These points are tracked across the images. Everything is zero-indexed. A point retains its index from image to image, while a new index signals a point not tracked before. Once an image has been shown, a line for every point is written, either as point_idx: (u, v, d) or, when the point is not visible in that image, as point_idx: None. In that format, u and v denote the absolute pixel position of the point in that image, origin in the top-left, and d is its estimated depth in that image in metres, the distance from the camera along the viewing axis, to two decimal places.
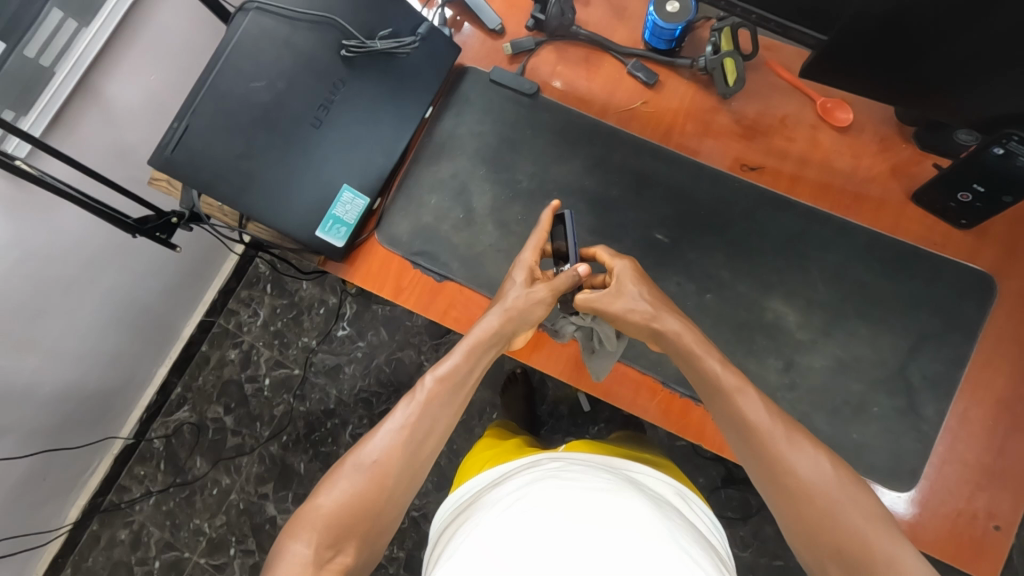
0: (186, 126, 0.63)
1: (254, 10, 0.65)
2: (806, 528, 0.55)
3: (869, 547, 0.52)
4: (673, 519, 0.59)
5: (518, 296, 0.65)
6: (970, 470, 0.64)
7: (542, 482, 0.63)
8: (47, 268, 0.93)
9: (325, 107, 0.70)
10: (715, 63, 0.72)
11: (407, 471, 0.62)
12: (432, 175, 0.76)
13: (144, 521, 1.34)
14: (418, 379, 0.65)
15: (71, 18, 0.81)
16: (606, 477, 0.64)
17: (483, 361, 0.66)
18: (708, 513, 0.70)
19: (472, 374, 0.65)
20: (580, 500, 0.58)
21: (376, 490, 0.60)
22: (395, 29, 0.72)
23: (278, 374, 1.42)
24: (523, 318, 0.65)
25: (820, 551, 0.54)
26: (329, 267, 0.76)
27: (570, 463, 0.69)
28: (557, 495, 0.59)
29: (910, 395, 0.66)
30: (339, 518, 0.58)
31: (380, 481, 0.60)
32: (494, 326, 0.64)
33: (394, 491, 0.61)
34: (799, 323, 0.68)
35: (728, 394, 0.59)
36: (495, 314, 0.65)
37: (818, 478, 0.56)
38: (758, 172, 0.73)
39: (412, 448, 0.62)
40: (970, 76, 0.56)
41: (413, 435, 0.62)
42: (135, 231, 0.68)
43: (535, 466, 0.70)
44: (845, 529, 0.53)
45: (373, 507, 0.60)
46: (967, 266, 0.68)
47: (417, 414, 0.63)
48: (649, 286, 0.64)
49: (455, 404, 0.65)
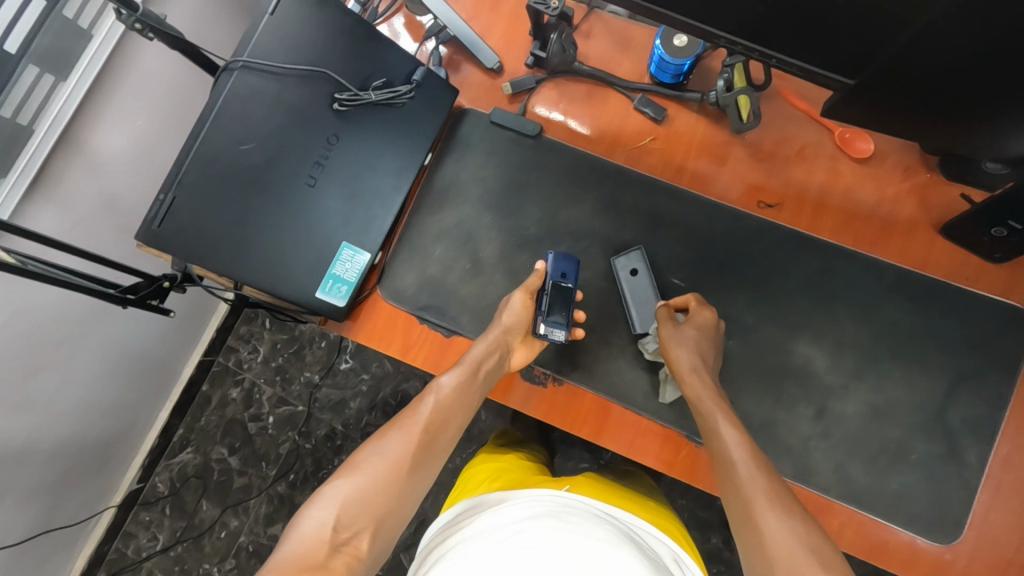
0: (172, 199, 0.60)
1: (239, 69, 0.62)
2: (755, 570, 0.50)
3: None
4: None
5: (507, 308, 0.67)
6: (1020, 517, 0.60)
7: (533, 519, 0.59)
8: (39, 325, 0.89)
9: (319, 164, 0.66)
10: (729, 100, 0.67)
11: (422, 469, 0.61)
12: (435, 224, 0.72)
13: (152, 568, 1.30)
14: (434, 379, 0.66)
15: (48, 73, 0.74)
16: (605, 526, 0.60)
17: (492, 380, 0.66)
18: None
19: (477, 375, 0.64)
20: (576, 547, 0.54)
21: (394, 478, 0.59)
22: (390, 77, 0.69)
23: (282, 412, 1.38)
24: (516, 331, 0.67)
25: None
26: (331, 325, 0.72)
27: (571, 503, 0.65)
28: (564, 528, 0.57)
29: (951, 441, 0.62)
30: (357, 503, 0.56)
31: (399, 470, 0.59)
32: (490, 336, 0.65)
33: (408, 487, 0.59)
34: (829, 367, 0.65)
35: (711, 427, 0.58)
36: (495, 329, 0.66)
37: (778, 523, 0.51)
38: (777, 209, 0.70)
39: (428, 445, 0.63)
40: (1008, 112, 0.52)
41: (427, 431, 0.63)
42: (125, 301, 0.63)
43: (533, 497, 0.66)
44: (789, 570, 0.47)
45: (391, 495, 0.58)
46: (1002, 300, 0.65)
47: (434, 410, 0.64)
48: (705, 342, 0.63)
49: (465, 410, 0.66)
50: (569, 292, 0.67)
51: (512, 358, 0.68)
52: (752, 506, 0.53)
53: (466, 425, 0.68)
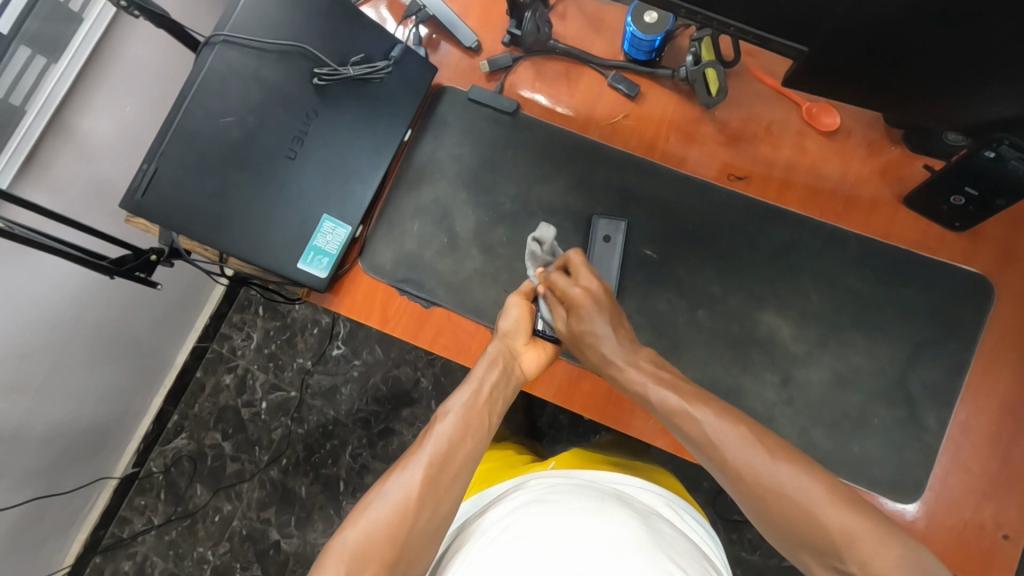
0: (155, 168, 0.62)
1: (220, 44, 0.63)
2: (779, 532, 0.51)
3: (835, 541, 0.47)
4: (667, 543, 0.55)
5: (506, 314, 0.66)
6: (976, 479, 0.62)
7: (522, 508, 0.60)
8: (34, 307, 0.91)
9: (300, 139, 0.68)
10: (697, 73, 0.70)
11: (433, 507, 0.57)
12: (414, 200, 0.74)
13: (148, 552, 1.31)
14: (439, 410, 0.64)
15: (39, 55, 0.76)
16: (590, 494, 0.61)
17: (506, 393, 0.65)
18: (704, 525, 0.68)
19: (481, 395, 0.63)
20: (567, 522, 0.55)
21: (401, 519, 0.55)
22: (368, 54, 0.71)
23: (275, 398, 1.39)
24: (517, 336, 0.66)
25: (796, 550, 0.50)
26: (314, 299, 0.74)
27: (557, 481, 0.66)
28: (549, 520, 0.56)
29: (912, 406, 0.64)
30: (367, 550, 0.53)
31: (405, 509, 0.55)
32: (491, 352, 0.65)
33: (419, 525, 0.55)
34: (794, 336, 0.67)
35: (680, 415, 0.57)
36: (494, 340, 0.66)
37: (770, 477, 0.51)
38: (745, 181, 0.72)
39: (434, 477, 0.58)
40: (965, 79, 0.54)
41: (432, 464, 0.58)
42: (112, 273, 0.65)
43: (523, 486, 0.67)
44: (813, 528, 0.48)
45: (399, 541, 0.54)
46: (962, 269, 0.67)
47: (441, 441, 0.60)
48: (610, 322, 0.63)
49: (476, 432, 0.62)
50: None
51: (522, 360, 0.67)
52: (737, 472, 0.53)
53: (484, 449, 0.63)
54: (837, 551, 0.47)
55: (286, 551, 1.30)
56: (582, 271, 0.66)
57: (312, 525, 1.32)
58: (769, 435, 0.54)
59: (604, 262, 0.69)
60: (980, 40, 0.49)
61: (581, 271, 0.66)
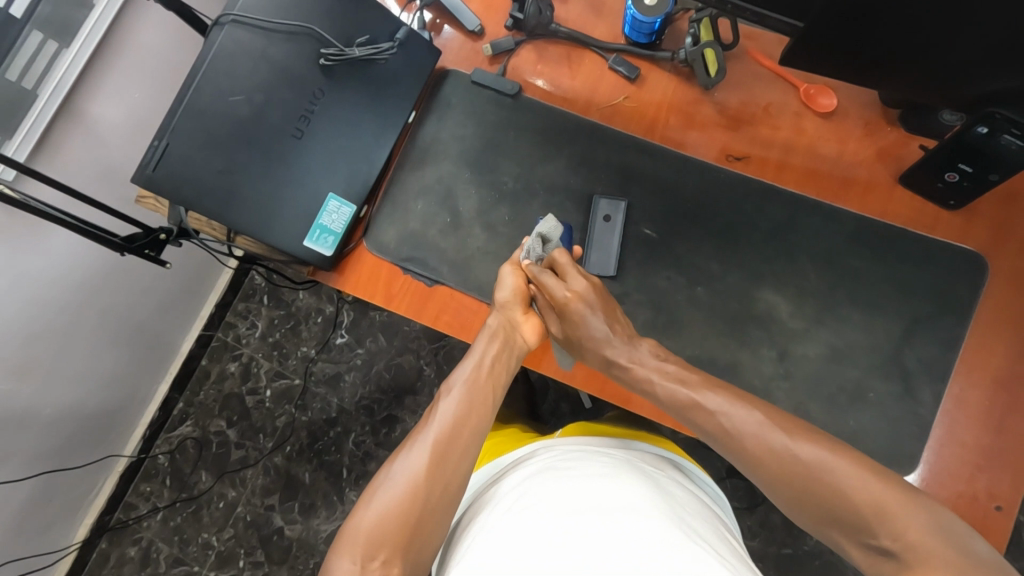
0: (166, 144, 0.63)
1: (230, 23, 0.65)
2: (811, 516, 0.53)
3: (866, 516, 0.49)
4: (677, 505, 0.56)
5: (503, 283, 0.67)
6: (970, 452, 0.63)
7: (535, 477, 0.61)
8: (44, 289, 0.92)
9: (306, 118, 0.69)
10: (695, 54, 0.71)
11: (442, 485, 0.57)
12: (417, 180, 0.76)
13: (153, 537, 1.32)
14: (441, 388, 0.64)
15: (50, 40, 0.78)
16: (601, 462, 0.62)
17: (508, 364, 0.66)
18: (709, 483, 0.70)
19: (483, 369, 0.64)
20: (575, 492, 0.56)
21: (410, 500, 0.55)
22: (373, 36, 0.72)
23: (279, 385, 1.40)
24: (515, 306, 0.68)
25: (831, 531, 0.52)
26: (319, 277, 0.75)
27: (564, 449, 0.66)
28: (562, 492, 0.56)
29: (906, 380, 0.65)
30: (381, 532, 0.54)
31: (414, 490, 0.56)
32: (492, 326, 0.66)
33: (431, 503, 0.56)
34: (791, 312, 0.68)
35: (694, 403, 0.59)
36: (494, 314, 0.67)
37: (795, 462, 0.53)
38: (744, 162, 0.73)
39: (441, 455, 0.58)
40: (959, 55, 0.55)
41: (439, 442, 0.59)
42: (122, 250, 0.65)
43: (532, 457, 0.67)
44: (842, 505, 0.50)
45: (412, 522, 0.55)
46: (957, 247, 0.68)
47: (446, 419, 0.61)
48: (610, 320, 0.64)
49: (480, 409, 0.62)
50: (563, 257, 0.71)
51: (522, 330, 0.68)
52: (768, 463, 0.54)
53: (490, 426, 0.63)
54: (870, 526, 0.49)
55: (291, 536, 1.32)
56: (573, 272, 0.67)
57: (316, 512, 1.33)
58: (791, 419, 0.56)
59: (605, 242, 0.71)
60: (973, 10, 0.50)
61: (572, 272, 0.67)
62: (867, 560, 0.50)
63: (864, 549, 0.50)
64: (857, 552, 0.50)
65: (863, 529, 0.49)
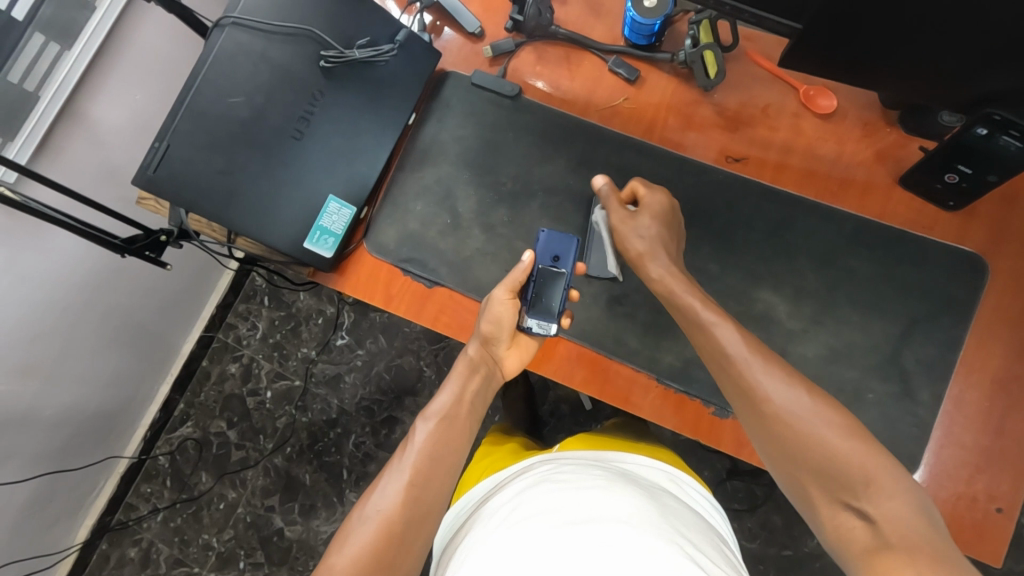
0: (166, 146, 0.64)
1: (229, 26, 0.66)
2: (790, 468, 0.53)
3: (850, 480, 0.50)
4: (670, 516, 0.56)
5: (488, 314, 0.65)
6: (969, 452, 0.63)
7: (532, 488, 0.61)
8: (46, 290, 0.93)
9: (306, 119, 0.70)
10: (694, 56, 0.71)
11: (418, 517, 0.57)
12: (416, 181, 0.76)
13: (153, 538, 1.32)
14: (414, 423, 0.65)
15: (52, 41, 0.78)
16: (596, 473, 0.62)
17: (484, 398, 0.68)
18: (706, 495, 0.70)
19: (463, 403, 0.66)
20: (571, 498, 0.56)
21: (388, 536, 0.55)
22: (373, 37, 0.72)
23: (279, 386, 1.40)
24: (497, 340, 0.67)
25: (807, 488, 0.52)
26: (319, 278, 0.75)
27: (559, 462, 0.67)
28: (558, 502, 0.56)
29: (906, 381, 0.65)
30: (356, 570, 0.53)
31: (390, 526, 0.56)
32: (470, 356, 0.68)
33: (407, 537, 0.56)
34: (790, 313, 0.68)
35: (705, 328, 0.59)
36: (474, 345, 0.68)
37: (800, 413, 0.53)
38: (743, 163, 0.73)
39: (417, 488, 0.59)
40: (959, 57, 0.55)
41: (416, 473, 0.59)
42: (123, 252, 0.65)
43: (527, 470, 0.68)
44: (830, 465, 0.51)
45: (387, 554, 0.55)
46: (956, 248, 0.68)
47: (421, 454, 0.61)
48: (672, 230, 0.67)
49: (456, 440, 0.63)
50: (564, 278, 0.65)
51: (504, 362, 0.69)
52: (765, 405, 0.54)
53: (466, 456, 0.64)
54: (854, 492, 0.49)
55: (291, 538, 1.32)
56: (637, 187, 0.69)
57: (316, 513, 1.33)
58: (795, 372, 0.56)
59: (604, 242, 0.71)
60: (974, 10, 0.50)
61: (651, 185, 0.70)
62: (835, 519, 0.51)
63: (836, 507, 0.50)
64: (826, 511, 0.51)
65: (840, 491, 0.50)
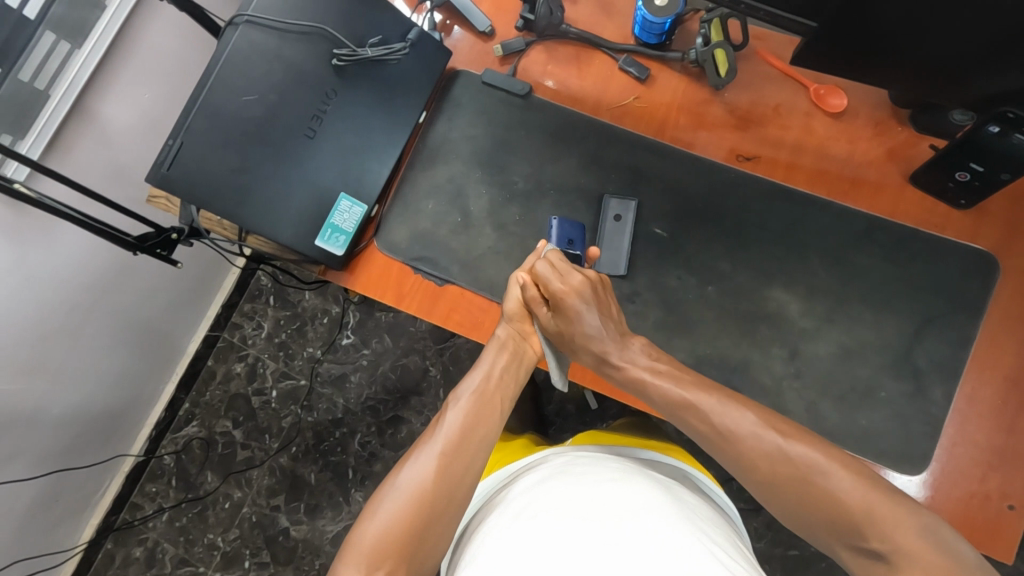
0: (181, 144, 0.63)
1: (243, 24, 0.66)
2: (797, 514, 0.53)
3: (858, 520, 0.49)
4: (687, 510, 0.56)
5: (513, 295, 0.67)
6: (981, 450, 0.63)
7: (548, 480, 0.61)
8: (54, 288, 0.93)
9: (318, 117, 0.70)
10: (706, 55, 0.72)
11: (449, 493, 0.57)
12: (427, 180, 0.76)
13: (158, 538, 1.32)
14: (446, 398, 0.64)
15: (63, 40, 0.79)
16: (613, 468, 0.62)
17: (517, 376, 0.67)
18: (717, 493, 0.70)
19: (491, 380, 0.65)
20: (587, 493, 0.56)
21: (417, 513, 0.56)
22: (384, 36, 0.73)
23: (285, 386, 1.40)
24: (525, 318, 0.68)
25: (819, 532, 0.52)
26: (330, 277, 0.75)
27: (576, 454, 0.67)
28: (572, 495, 0.56)
29: (918, 379, 0.65)
30: (384, 544, 0.54)
31: (420, 502, 0.56)
32: (500, 337, 0.67)
33: (436, 513, 0.56)
34: (802, 311, 0.68)
35: (679, 403, 0.59)
36: (504, 325, 0.68)
37: (789, 459, 0.53)
38: (753, 162, 0.73)
39: (448, 463, 0.58)
40: (972, 55, 0.55)
41: (449, 449, 0.59)
42: (135, 250, 0.65)
43: (544, 462, 0.68)
44: (833, 510, 0.51)
45: (415, 530, 0.55)
46: (968, 246, 0.68)
47: (454, 430, 0.61)
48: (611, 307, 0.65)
49: (488, 418, 0.62)
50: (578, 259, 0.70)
51: (533, 340, 0.69)
52: (753, 459, 0.55)
53: (498, 431, 0.63)
54: (863, 530, 0.49)
55: (296, 538, 1.32)
56: (568, 268, 0.65)
57: (321, 513, 1.33)
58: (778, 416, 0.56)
59: (615, 241, 0.71)
60: (988, 7, 0.50)
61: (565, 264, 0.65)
62: (855, 563, 0.50)
63: (851, 550, 0.50)
64: (846, 553, 0.51)
65: (850, 533, 0.50)
